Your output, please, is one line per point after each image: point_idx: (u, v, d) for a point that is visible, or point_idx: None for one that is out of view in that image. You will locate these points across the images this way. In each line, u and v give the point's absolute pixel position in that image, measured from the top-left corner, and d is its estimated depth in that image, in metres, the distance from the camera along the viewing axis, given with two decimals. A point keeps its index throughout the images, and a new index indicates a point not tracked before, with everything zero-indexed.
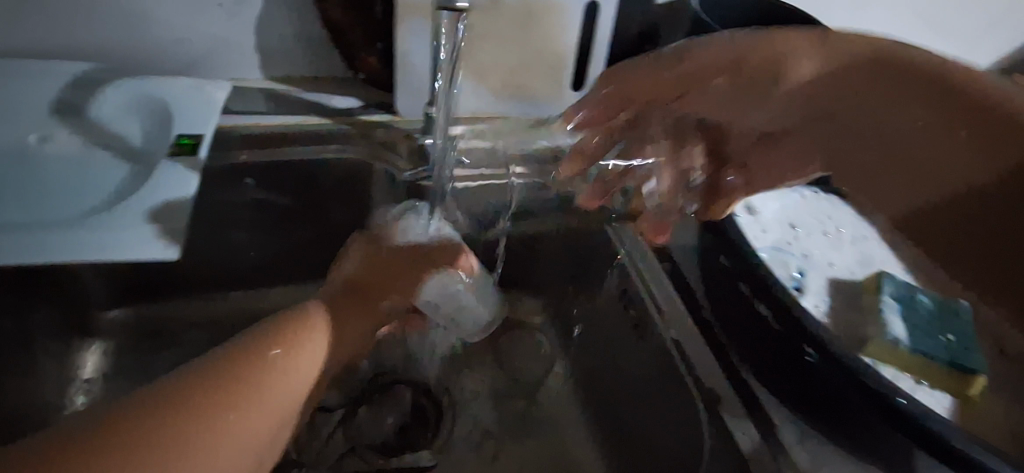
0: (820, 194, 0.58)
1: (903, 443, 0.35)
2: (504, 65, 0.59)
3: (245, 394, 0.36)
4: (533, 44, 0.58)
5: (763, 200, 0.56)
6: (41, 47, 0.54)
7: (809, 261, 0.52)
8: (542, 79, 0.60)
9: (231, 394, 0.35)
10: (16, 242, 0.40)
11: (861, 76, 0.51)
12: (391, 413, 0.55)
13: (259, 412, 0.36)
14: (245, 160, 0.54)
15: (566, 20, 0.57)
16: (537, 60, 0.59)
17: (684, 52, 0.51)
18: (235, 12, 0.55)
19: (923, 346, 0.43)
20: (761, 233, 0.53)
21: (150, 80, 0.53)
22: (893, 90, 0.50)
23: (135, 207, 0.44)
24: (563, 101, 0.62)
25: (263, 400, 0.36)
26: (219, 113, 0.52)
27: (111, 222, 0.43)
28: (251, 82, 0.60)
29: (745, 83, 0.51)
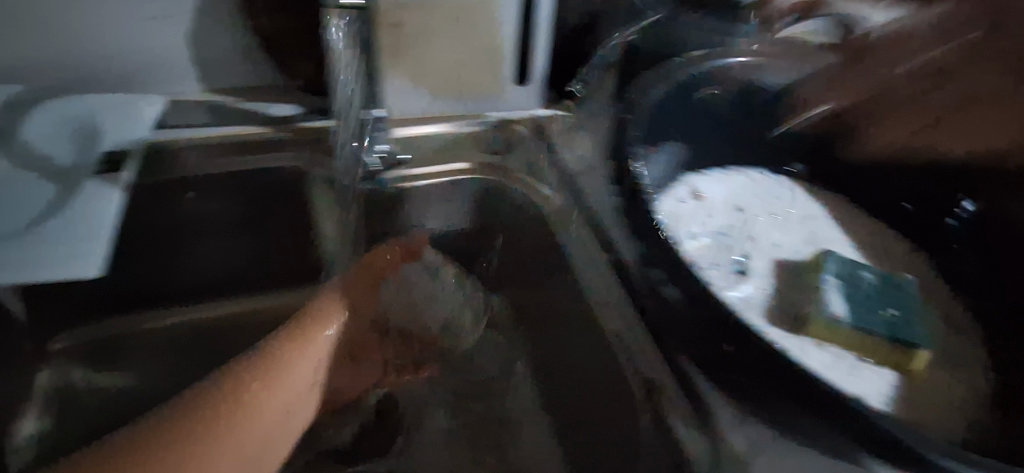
0: (770, 176, 0.57)
1: (847, 448, 0.36)
2: (442, 63, 0.58)
3: (215, 428, 0.37)
4: (468, 40, 0.58)
5: (706, 184, 0.56)
6: None
7: (753, 242, 0.51)
8: (482, 75, 0.61)
9: (215, 419, 0.37)
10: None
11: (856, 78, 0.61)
12: (346, 421, 0.52)
13: (240, 433, 0.38)
14: (183, 174, 0.54)
15: (500, 15, 0.57)
16: (475, 56, 0.59)
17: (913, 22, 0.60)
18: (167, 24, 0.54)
19: (863, 320, 0.42)
20: (702, 219, 0.52)
21: (68, 99, 0.52)
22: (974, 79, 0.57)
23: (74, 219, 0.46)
24: (505, 96, 0.63)
25: (244, 422, 0.38)
26: (143, 128, 0.53)
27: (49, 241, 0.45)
28: (189, 94, 0.59)
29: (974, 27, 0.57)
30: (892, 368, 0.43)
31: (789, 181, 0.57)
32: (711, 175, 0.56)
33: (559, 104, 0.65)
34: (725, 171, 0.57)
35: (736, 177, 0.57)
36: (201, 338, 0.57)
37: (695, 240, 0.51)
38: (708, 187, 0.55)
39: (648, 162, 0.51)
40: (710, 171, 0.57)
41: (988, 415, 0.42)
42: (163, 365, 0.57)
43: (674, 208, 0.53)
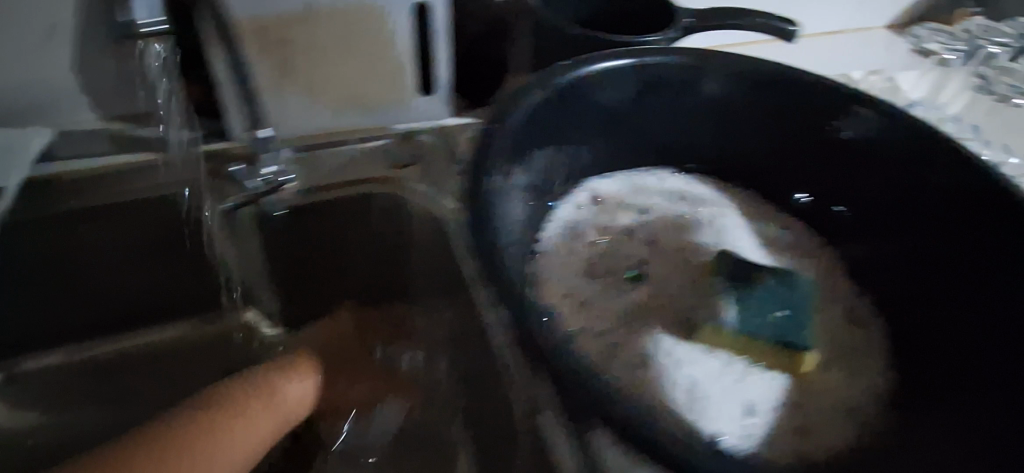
0: (679, 175, 0.55)
1: None
2: (339, 78, 0.57)
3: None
4: (365, 53, 0.56)
5: (611, 188, 0.54)
6: None
7: (654, 248, 0.50)
8: (385, 87, 0.59)
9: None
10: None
11: None
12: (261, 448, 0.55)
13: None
14: (72, 208, 0.53)
15: (393, 29, 0.56)
16: (374, 68, 0.57)
17: None
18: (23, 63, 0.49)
19: (751, 324, 0.41)
20: (602, 225, 0.51)
21: None
22: None
23: None
24: (413, 107, 0.61)
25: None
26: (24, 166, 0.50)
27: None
28: (78, 123, 0.53)
29: None
30: (788, 373, 0.42)
31: (698, 179, 0.55)
32: (620, 177, 0.54)
33: (471, 112, 0.65)
34: (634, 172, 0.55)
35: (644, 178, 0.55)
36: (123, 370, 0.61)
37: (592, 246, 0.50)
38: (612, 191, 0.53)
39: (535, 171, 0.46)
40: (619, 173, 0.55)
41: (878, 420, 0.42)
42: (89, 396, 0.60)
43: (574, 215, 0.52)
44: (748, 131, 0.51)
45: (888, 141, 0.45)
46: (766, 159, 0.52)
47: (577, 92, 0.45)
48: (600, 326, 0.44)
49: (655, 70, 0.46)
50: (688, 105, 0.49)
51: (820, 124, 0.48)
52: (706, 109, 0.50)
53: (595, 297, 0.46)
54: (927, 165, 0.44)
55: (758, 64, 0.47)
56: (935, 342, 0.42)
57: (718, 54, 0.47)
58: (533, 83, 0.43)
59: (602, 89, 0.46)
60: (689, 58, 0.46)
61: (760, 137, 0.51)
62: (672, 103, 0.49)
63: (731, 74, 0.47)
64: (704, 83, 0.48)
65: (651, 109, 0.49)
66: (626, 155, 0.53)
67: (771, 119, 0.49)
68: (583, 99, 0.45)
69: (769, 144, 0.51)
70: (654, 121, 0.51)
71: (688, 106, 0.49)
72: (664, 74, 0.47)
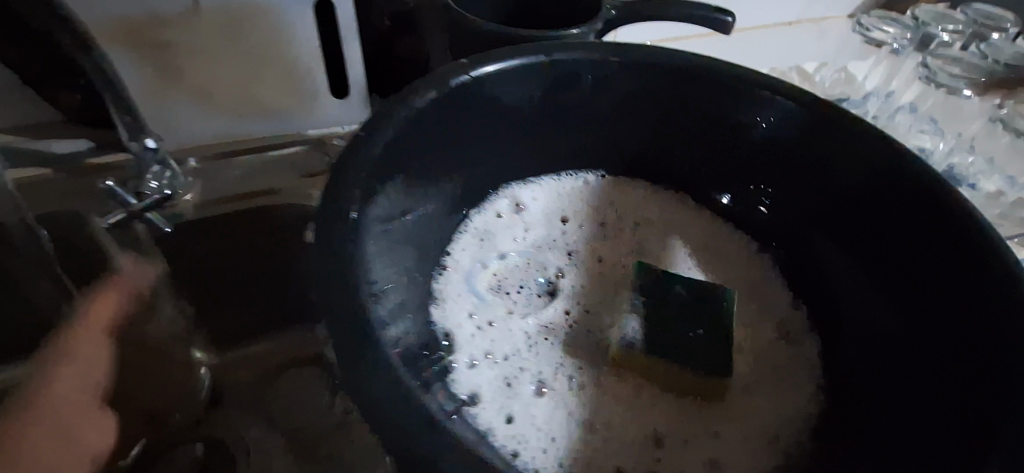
0: (608, 180, 0.51)
1: None
2: (236, 81, 0.53)
3: None
4: (261, 53, 0.52)
5: (531, 195, 0.49)
6: None
7: (573, 260, 0.46)
8: (290, 90, 0.54)
9: None
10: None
11: None
12: None
13: None
14: None
15: (285, 27, 0.51)
16: (276, 70, 0.53)
17: None
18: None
19: (663, 347, 0.38)
20: (516, 235, 0.47)
21: None
22: None
23: None
24: (324, 111, 0.56)
25: None
26: None
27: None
28: None
29: None
30: (704, 397, 0.39)
31: (628, 184, 0.51)
32: (541, 183, 0.50)
33: None
34: (557, 176, 0.51)
35: (568, 183, 0.50)
36: None
37: (502, 259, 0.46)
38: (531, 199, 0.49)
39: (427, 179, 0.41)
40: (541, 178, 0.50)
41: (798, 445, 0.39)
42: None
43: (486, 224, 0.47)
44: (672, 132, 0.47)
45: (808, 136, 0.42)
46: (691, 161, 0.49)
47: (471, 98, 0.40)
48: (502, 351, 0.40)
49: (566, 67, 0.42)
50: (605, 104, 0.45)
51: (746, 122, 0.44)
52: (622, 107, 0.46)
53: (503, 319, 0.42)
54: (895, 189, 0.39)
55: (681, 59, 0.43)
56: (879, 371, 0.39)
57: (634, 47, 0.43)
58: (420, 84, 0.38)
59: (508, 89, 0.42)
60: (603, 55, 0.42)
61: (685, 137, 0.47)
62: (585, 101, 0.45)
63: (647, 71, 0.43)
64: (623, 81, 0.44)
65: (565, 111, 0.46)
66: (545, 159, 0.49)
67: (687, 118, 0.46)
68: (483, 102, 0.41)
69: (693, 145, 0.48)
70: (569, 123, 0.47)
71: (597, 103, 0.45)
72: (575, 71, 0.43)
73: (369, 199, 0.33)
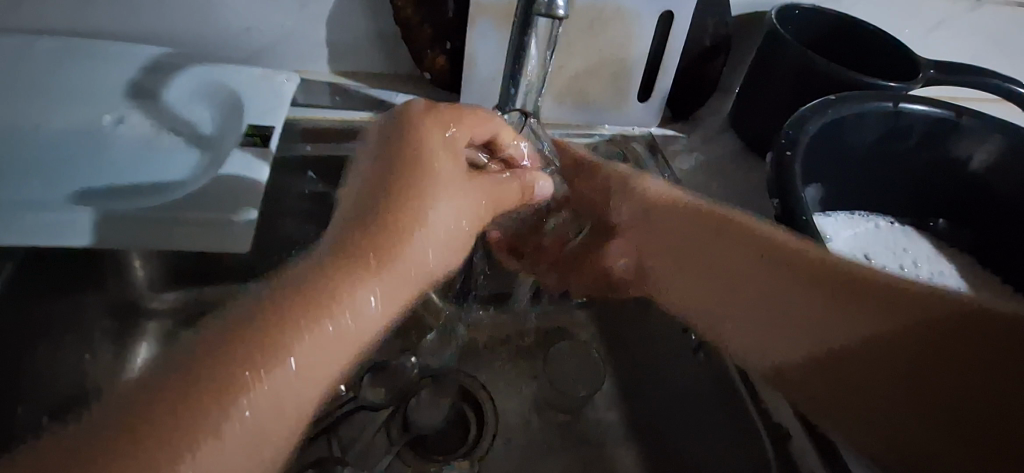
0: (894, 226, 0.57)
1: None
2: (569, 71, 0.58)
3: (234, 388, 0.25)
4: (601, 51, 0.56)
5: (835, 227, 0.54)
6: (139, 32, 0.56)
7: (873, 261, 0.53)
8: (606, 87, 0.59)
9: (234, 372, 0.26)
10: (31, 223, 0.42)
11: (726, 250, 0.43)
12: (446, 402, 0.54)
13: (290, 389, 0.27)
14: (307, 152, 0.55)
15: (635, 29, 0.55)
16: (603, 68, 0.58)
17: (721, 245, 0.43)
18: (309, 12, 0.56)
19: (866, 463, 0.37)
20: (851, 237, 0.54)
21: (222, 68, 0.55)
22: (745, 240, 0.42)
23: (144, 160, 0.50)
24: (626, 111, 0.61)
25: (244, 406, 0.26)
26: (287, 106, 0.54)
27: (165, 212, 0.44)
28: (317, 76, 0.60)
29: (800, 279, 0.39)
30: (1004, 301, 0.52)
31: (915, 234, 0.57)
32: (837, 218, 0.56)
33: (672, 124, 0.65)
34: (849, 215, 0.56)
35: (861, 223, 0.56)
36: None
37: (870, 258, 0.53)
38: (839, 232, 0.54)
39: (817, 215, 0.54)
40: (835, 214, 0.56)
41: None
42: None
43: (832, 228, 0.54)
44: (933, 182, 0.55)
45: None
46: (975, 209, 0.55)
47: (841, 123, 0.48)
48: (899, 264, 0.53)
49: (907, 117, 0.50)
50: (922, 154, 0.53)
51: (951, 152, 0.52)
52: (927, 166, 0.54)
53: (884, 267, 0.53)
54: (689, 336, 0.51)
55: (1005, 133, 0.50)
56: None
57: (982, 117, 0.50)
58: (811, 113, 0.47)
59: (858, 129, 0.50)
60: (942, 112, 0.50)
61: (973, 189, 0.54)
62: (930, 141, 0.52)
63: (984, 136, 0.51)
64: (951, 137, 0.51)
65: (887, 154, 0.53)
66: (850, 197, 0.56)
67: (963, 189, 0.54)
68: (843, 136, 0.49)
69: (980, 197, 0.54)
70: (888, 166, 0.54)
71: (931, 154, 0.53)
72: (911, 123, 0.51)
73: (795, 192, 0.42)
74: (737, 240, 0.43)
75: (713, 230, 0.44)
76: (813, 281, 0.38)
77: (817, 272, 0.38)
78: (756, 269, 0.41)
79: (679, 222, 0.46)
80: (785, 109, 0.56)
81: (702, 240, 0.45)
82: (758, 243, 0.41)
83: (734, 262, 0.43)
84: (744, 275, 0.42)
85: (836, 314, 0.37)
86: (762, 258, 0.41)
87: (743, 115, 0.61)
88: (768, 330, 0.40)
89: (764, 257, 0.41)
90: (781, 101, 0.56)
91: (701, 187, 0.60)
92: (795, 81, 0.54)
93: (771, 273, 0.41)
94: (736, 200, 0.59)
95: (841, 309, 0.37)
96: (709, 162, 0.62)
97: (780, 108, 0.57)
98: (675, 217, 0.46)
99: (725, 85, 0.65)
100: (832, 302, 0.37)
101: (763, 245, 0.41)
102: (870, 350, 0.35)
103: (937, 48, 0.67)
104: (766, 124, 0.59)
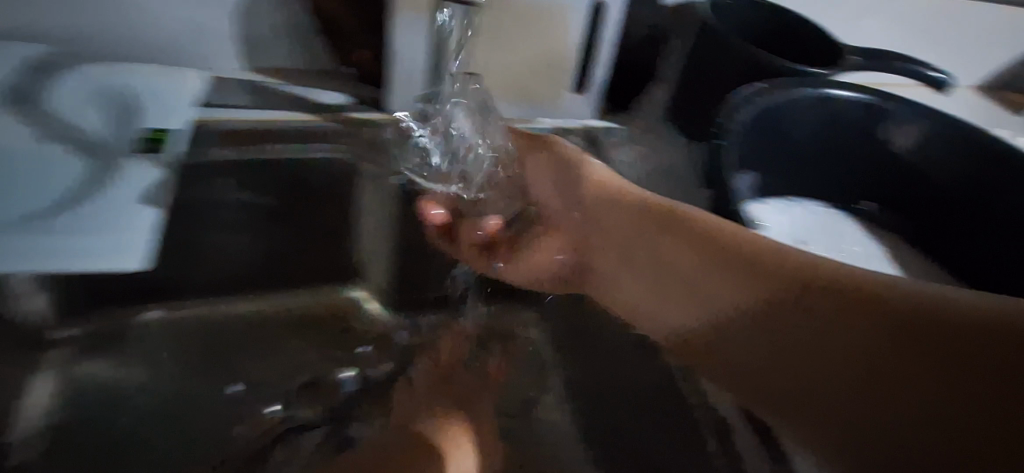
0: (826, 210, 0.58)
1: None
2: (501, 65, 0.56)
3: None
4: (531, 44, 0.55)
5: (771, 214, 0.54)
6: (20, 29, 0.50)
7: (809, 246, 0.53)
8: (541, 81, 0.58)
9: None
10: None
11: (675, 245, 0.49)
12: None
13: None
14: (223, 156, 0.51)
15: (566, 20, 0.54)
16: (536, 62, 0.56)
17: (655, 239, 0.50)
18: (220, 5, 0.52)
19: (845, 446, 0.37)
20: (786, 223, 0.55)
21: (105, 67, 0.51)
22: (693, 238, 0.47)
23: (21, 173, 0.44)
24: (563, 105, 0.60)
25: None
26: (187, 106, 0.52)
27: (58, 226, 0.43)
28: (231, 74, 0.56)
29: (741, 269, 0.44)
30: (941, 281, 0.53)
31: (846, 217, 0.58)
32: (773, 204, 0.56)
33: (611, 117, 0.64)
34: (784, 201, 0.57)
35: (795, 208, 0.56)
36: None
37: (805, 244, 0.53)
38: (775, 218, 0.54)
39: (753, 204, 0.54)
40: (771, 200, 0.56)
41: None
42: None
43: (766, 214, 0.54)
44: (863, 166, 0.56)
45: (947, 156, 0.53)
46: (905, 195, 0.56)
47: (773, 111, 0.48)
48: (832, 247, 0.54)
49: (835, 104, 0.51)
50: (852, 139, 0.54)
51: (878, 136, 0.53)
52: (856, 151, 0.55)
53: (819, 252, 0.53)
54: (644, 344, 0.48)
55: (926, 118, 0.52)
56: None
57: (904, 102, 0.52)
58: (741, 103, 0.47)
59: (789, 117, 0.50)
60: (867, 98, 0.51)
61: (902, 170, 0.55)
62: (857, 126, 0.53)
63: (906, 121, 0.52)
64: (877, 122, 0.52)
65: (817, 139, 0.53)
66: (782, 182, 0.56)
67: (890, 170, 0.56)
68: (775, 124, 0.50)
69: (909, 178, 0.55)
70: (818, 150, 0.55)
71: (860, 138, 0.54)
72: (839, 109, 0.51)
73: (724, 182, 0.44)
74: (687, 238, 0.48)
75: (664, 229, 0.50)
76: (784, 282, 0.41)
77: (761, 268, 0.43)
78: (700, 260, 0.46)
79: (636, 224, 0.51)
80: (718, 98, 0.56)
81: (649, 233, 0.51)
82: (698, 237, 0.47)
83: (687, 253, 0.48)
84: (691, 269, 0.47)
85: (794, 304, 0.41)
86: (703, 247, 0.47)
87: (680, 104, 0.61)
88: (704, 311, 0.45)
89: (706, 244, 0.46)
90: (714, 90, 0.56)
91: (642, 178, 0.59)
92: (729, 71, 0.54)
93: (711, 263, 0.46)
94: (678, 190, 0.58)
95: (772, 292, 0.42)
96: (649, 152, 0.61)
97: (714, 97, 0.57)
98: (626, 216, 0.52)
99: None
100: (795, 290, 0.41)
101: (706, 237, 0.47)
102: (820, 334, 0.40)
103: (864, 38, 0.68)
104: (703, 114, 0.59)
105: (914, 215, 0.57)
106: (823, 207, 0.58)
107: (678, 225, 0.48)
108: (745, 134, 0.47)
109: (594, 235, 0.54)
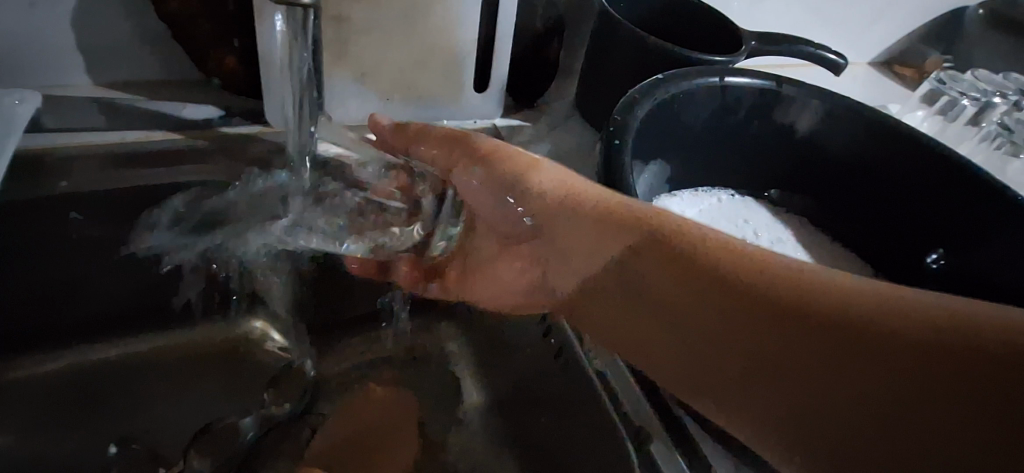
0: (734, 197, 0.58)
1: None
2: (391, 65, 0.51)
3: None
4: (422, 42, 0.51)
5: (680, 206, 0.54)
6: None
7: None
8: (437, 80, 0.54)
9: None
10: None
11: (617, 243, 0.38)
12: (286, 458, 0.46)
13: None
14: (64, 187, 0.43)
15: (457, 14, 0.50)
16: (429, 60, 0.52)
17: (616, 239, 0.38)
18: (43, 9, 0.44)
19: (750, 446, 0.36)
20: (696, 214, 0.54)
21: None
22: (641, 241, 0.37)
23: None
24: (464, 105, 0.56)
25: None
26: (19, 132, 0.42)
27: None
28: (73, 89, 0.48)
29: (679, 270, 0.35)
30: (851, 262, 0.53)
31: (754, 203, 0.58)
32: (683, 196, 0.55)
33: (518, 114, 0.61)
34: (693, 191, 0.56)
35: (704, 198, 0.56)
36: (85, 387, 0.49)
37: None
38: (684, 210, 0.53)
39: (664, 200, 0.53)
40: (680, 191, 0.55)
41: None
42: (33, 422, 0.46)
43: (675, 207, 0.53)
44: (767, 150, 0.56)
45: (846, 135, 0.53)
46: (808, 177, 0.57)
47: (673, 101, 0.47)
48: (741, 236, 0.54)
49: (734, 91, 0.50)
50: (754, 125, 0.53)
51: (779, 120, 0.53)
52: (759, 137, 0.55)
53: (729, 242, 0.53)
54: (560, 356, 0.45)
55: (823, 99, 0.52)
56: None
57: (801, 85, 0.52)
58: (641, 96, 0.45)
59: (690, 106, 0.49)
60: (764, 83, 0.51)
61: (804, 153, 0.55)
62: (757, 112, 0.52)
63: (807, 102, 0.52)
64: (777, 106, 0.52)
65: (720, 127, 0.53)
66: (689, 172, 0.55)
67: (792, 153, 0.56)
68: (677, 115, 0.48)
69: (810, 159, 0.56)
70: (722, 138, 0.54)
71: (761, 123, 0.53)
72: (738, 96, 0.51)
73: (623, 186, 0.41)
74: (616, 234, 0.38)
75: (602, 226, 0.38)
76: (718, 291, 0.33)
77: (695, 270, 0.35)
78: (664, 272, 0.36)
79: (564, 221, 0.41)
80: (622, 89, 0.54)
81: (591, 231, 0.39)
82: (624, 223, 0.37)
83: (622, 256, 0.38)
84: (647, 281, 0.37)
85: (744, 315, 0.32)
86: (654, 251, 0.36)
87: (588, 98, 0.59)
88: (639, 318, 0.37)
89: (642, 232, 0.37)
90: (617, 82, 0.54)
91: None
92: (629, 60, 0.52)
93: (659, 274, 0.36)
94: None
95: (711, 290, 0.34)
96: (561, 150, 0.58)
97: (618, 88, 0.55)
98: (581, 226, 0.40)
99: (568, 68, 0.62)
100: (736, 293, 0.33)
101: (649, 237, 0.37)
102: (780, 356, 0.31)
103: (763, 21, 0.68)
104: (609, 106, 0.57)
105: (836, 200, 0.57)
106: (731, 193, 0.58)
107: (622, 221, 0.37)
108: (643, 131, 0.45)
109: (551, 256, 0.43)
